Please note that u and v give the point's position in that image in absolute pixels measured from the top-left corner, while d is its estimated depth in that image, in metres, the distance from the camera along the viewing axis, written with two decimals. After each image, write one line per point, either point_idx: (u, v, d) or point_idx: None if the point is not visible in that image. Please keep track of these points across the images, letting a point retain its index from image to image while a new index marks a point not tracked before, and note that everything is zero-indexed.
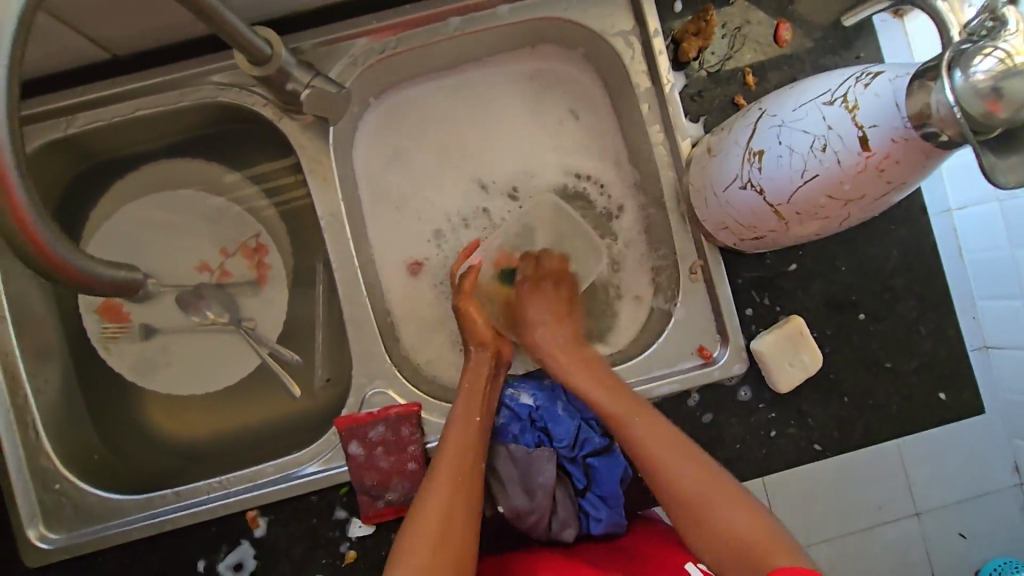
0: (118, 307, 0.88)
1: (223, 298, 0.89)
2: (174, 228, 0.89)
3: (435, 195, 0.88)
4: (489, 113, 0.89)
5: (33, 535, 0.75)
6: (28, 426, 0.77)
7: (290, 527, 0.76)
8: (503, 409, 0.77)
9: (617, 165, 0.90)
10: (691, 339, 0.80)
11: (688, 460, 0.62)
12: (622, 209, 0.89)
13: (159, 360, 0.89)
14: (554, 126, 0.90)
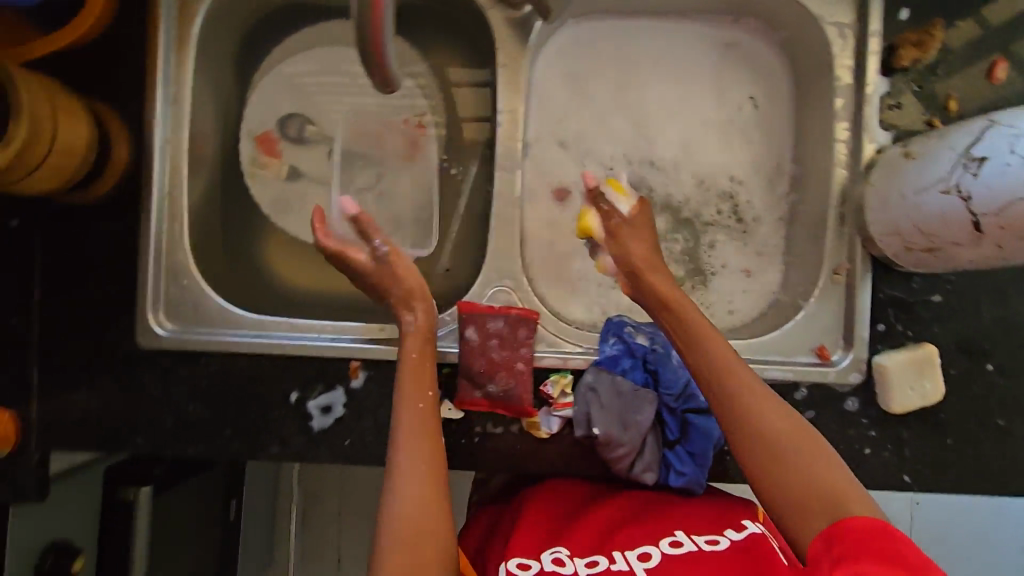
0: (274, 142, 0.92)
1: (372, 164, 0.92)
2: (348, 86, 0.93)
3: (596, 130, 0.91)
4: (672, 73, 0.92)
5: (151, 317, 0.78)
6: (177, 217, 0.80)
7: (385, 389, 0.78)
8: (617, 341, 0.78)
9: (777, 156, 0.91)
10: (813, 337, 0.80)
11: (761, 400, 0.62)
12: (768, 200, 0.91)
13: (295, 203, 0.92)
14: (729, 101, 0.91)
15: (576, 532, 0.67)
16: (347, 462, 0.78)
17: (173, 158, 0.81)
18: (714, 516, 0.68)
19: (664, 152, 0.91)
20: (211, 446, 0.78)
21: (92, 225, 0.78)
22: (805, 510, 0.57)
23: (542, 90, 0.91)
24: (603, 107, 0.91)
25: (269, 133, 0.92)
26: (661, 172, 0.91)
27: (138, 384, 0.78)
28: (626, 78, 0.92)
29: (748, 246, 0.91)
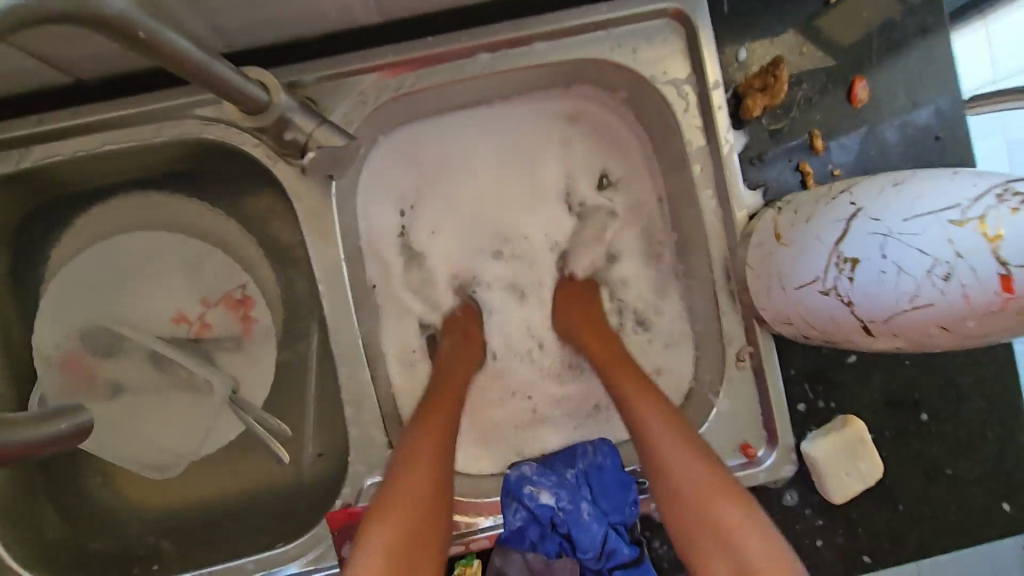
0: (82, 362, 0.76)
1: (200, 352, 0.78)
2: (149, 273, 0.77)
3: (449, 247, 0.79)
4: (520, 161, 0.78)
5: None
6: None
7: None
8: (520, 508, 0.67)
9: (658, 223, 0.79)
10: (734, 435, 0.71)
11: (676, 437, 0.61)
12: (659, 275, 0.80)
13: (124, 423, 0.78)
14: (587, 177, 0.80)
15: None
16: None
17: None
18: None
19: (534, 255, 0.80)
20: None
21: None
22: (713, 557, 0.54)
23: (374, 223, 0.76)
24: (448, 221, 0.79)
25: (75, 355, 0.76)
26: (539, 276, 0.80)
27: None
28: (468, 180, 0.78)
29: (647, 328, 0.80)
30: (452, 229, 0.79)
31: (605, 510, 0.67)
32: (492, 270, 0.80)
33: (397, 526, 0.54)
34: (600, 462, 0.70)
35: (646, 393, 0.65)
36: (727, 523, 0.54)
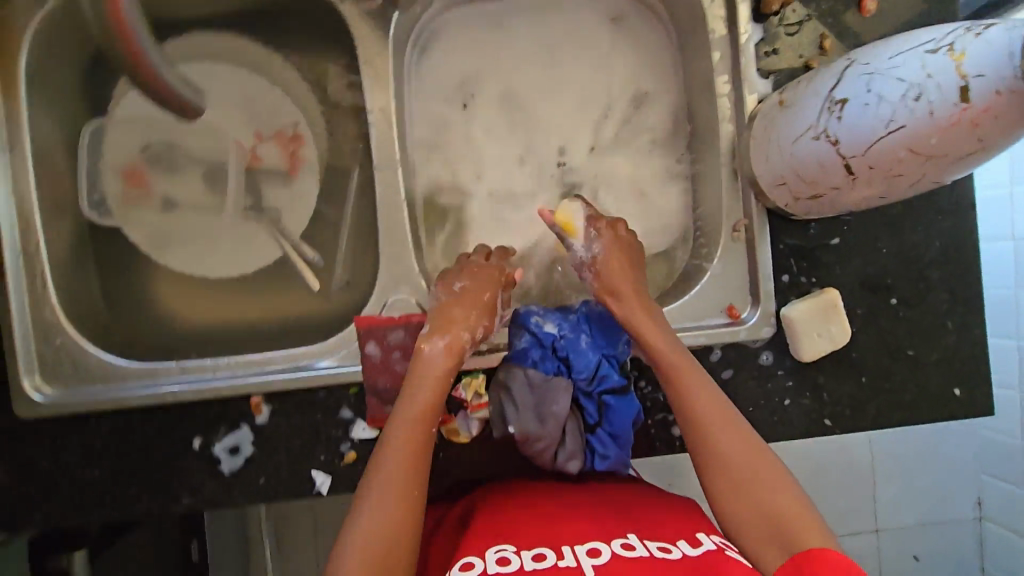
0: (143, 175, 0.85)
1: (249, 182, 0.86)
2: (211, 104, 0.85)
3: (485, 113, 0.87)
4: (559, 49, 0.88)
5: (27, 385, 0.72)
6: (37, 274, 0.73)
7: (292, 419, 0.75)
8: (525, 333, 0.75)
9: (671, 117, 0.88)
10: (722, 297, 0.80)
11: (735, 431, 0.63)
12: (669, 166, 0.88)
13: (176, 234, 0.86)
14: (618, 70, 0.88)
15: (524, 530, 0.62)
16: (266, 499, 0.75)
17: (22, 213, 0.73)
18: (671, 524, 0.62)
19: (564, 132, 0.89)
20: (118, 507, 0.73)
21: None
22: (767, 546, 0.57)
23: (422, 84, 0.86)
24: (486, 90, 0.87)
25: (136, 165, 0.85)
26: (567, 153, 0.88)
27: (26, 459, 0.73)
28: (509, 57, 0.87)
29: (655, 210, 0.88)
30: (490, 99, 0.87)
31: (601, 343, 0.76)
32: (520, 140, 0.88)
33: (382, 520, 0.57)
34: (601, 309, 0.78)
35: (706, 385, 0.67)
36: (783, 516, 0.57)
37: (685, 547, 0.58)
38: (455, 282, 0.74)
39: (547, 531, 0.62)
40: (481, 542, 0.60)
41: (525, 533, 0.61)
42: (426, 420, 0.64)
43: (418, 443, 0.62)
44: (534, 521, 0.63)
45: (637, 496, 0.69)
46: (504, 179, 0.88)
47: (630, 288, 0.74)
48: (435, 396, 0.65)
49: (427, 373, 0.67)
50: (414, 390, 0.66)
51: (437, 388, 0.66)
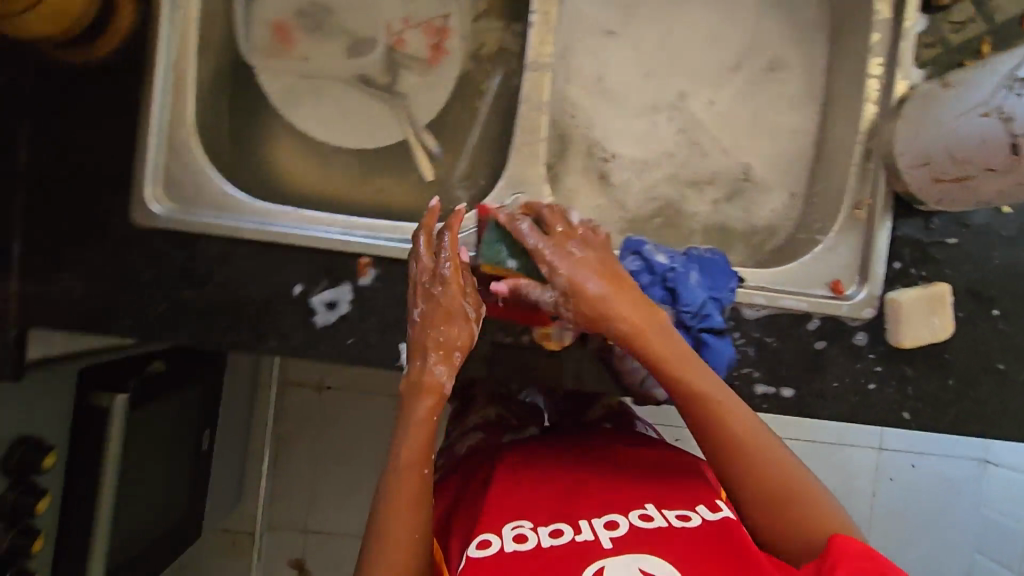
0: (290, 32, 0.86)
1: (388, 62, 0.88)
2: None
3: None
4: (703, 15, 0.95)
5: (148, 193, 0.73)
6: (181, 91, 0.74)
7: (393, 289, 0.75)
8: (636, 258, 0.76)
9: (795, 100, 0.94)
10: (828, 271, 0.80)
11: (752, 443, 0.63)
12: (788, 148, 0.94)
13: (309, 96, 0.87)
14: (751, 52, 0.95)
15: (536, 506, 0.64)
16: (350, 361, 0.75)
17: (182, 28, 0.73)
18: (679, 490, 0.66)
19: (693, 98, 0.94)
20: (207, 332, 0.74)
21: (81, 89, 0.71)
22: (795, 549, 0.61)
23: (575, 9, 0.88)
24: None
25: (284, 21, 0.86)
26: (693, 118, 0.94)
27: (129, 267, 0.73)
28: None
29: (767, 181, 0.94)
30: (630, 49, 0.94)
31: (709, 284, 0.76)
32: None
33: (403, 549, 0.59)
34: (712, 255, 0.79)
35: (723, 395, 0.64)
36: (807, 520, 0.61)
37: (703, 511, 0.63)
38: (412, 312, 0.65)
39: (560, 503, 0.64)
40: (498, 514, 0.63)
41: (539, 508, 0.64)
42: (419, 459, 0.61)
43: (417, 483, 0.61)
44: (547, 492, 0.66)
45: (648, 463, 0.72)
46: None
47: (620, 300, 0.64)
48: (421, 440, 0.62)
49: (411, 417, 0.62)
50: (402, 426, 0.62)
51: (423, 432, 0.62)
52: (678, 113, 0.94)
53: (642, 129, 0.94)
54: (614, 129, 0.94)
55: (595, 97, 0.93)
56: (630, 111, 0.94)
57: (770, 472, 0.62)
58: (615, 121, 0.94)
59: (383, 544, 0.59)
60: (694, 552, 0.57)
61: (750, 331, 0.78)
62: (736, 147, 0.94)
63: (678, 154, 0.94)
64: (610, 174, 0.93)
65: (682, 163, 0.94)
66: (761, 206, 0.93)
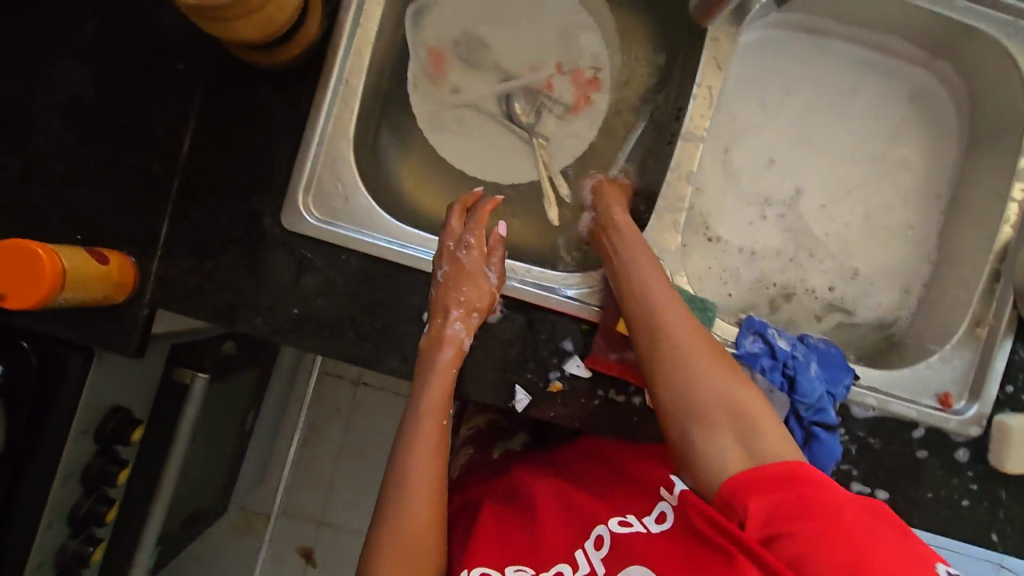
0: (444, 60, 0.88)
1: (534, 102, 0.90)
2: (534, 23, 0.89)
3: (766, 131, 0.91)
4: (853, 105, 0.91)
5: (301, 201, 0.74)
6: (348, 106, 0.76)
7: (518, 330, 0.76)
8: (758, 340, 0.78)
9: (915, 217, 0.91)
10: (940, 382, 0.81)
11: (694, 329, 0.65)
12: (902, 261, 0.91)
13: (455, 126, 0.90)
14: (895, 150, 0.92)
15: (532, 540, 0.67)
16: (464, 393, 0.76)
17: (359, 46, 0.75)
18: (649, 483, 0.67)
19: (827, 196, 0.91)
20: (329, 343, 0.74)
21: (257, 90, 0.73)
22: (720, 435, 0.59)
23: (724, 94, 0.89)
24: (775, 115, 0.91)
25: (441, 49, 0.88)
26: (806, 225, 0.91)
27: (268, 266, 0.74)
28: (807, 91, 0.91)
29: (891, 284, 0.91)
30: (757, 139, 0.91)
31: (826, 378, 0.77)
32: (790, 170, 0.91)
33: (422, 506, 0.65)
34: (827, 347, 0.80)
35: (661, 282, 0.70)
36: (736, 403, 0.59)
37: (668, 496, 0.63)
38: (437, 274, 0.74)
39: (553, 528, 0.67)
40: (500, 550, 0.66)
41: (537, 539, 0.67)
42: (434, 419, 0.69)
43: (435, 463, 0.67)
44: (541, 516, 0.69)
45: (624, 462, 0.74)
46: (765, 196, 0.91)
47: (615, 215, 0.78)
48: (443, 383, 0.70)
49: (434, 363, 0.70)
50: (421, 392, 0.70)
51: (444, 376, 0.70)
52: (790, 215, 0.91)
53: (750, 221, 0.91)
54: (726, 211, 0.90)
55: (714, 176, 0.90)
56: (743, 198, 0.91)
57: (688, 355, 0.63)
58: (724, 201, 0.90)
59: (400, 515, 0.64)
60: (674, 552, 0.58)
61: (856, 429, 0.79)
62: (869, 249, 0.91)
63: (785, 256, 0.91)
64: (717, 260, 0.90)
65: (788, 268, 0.90)
66: (850, 318, 0.90)
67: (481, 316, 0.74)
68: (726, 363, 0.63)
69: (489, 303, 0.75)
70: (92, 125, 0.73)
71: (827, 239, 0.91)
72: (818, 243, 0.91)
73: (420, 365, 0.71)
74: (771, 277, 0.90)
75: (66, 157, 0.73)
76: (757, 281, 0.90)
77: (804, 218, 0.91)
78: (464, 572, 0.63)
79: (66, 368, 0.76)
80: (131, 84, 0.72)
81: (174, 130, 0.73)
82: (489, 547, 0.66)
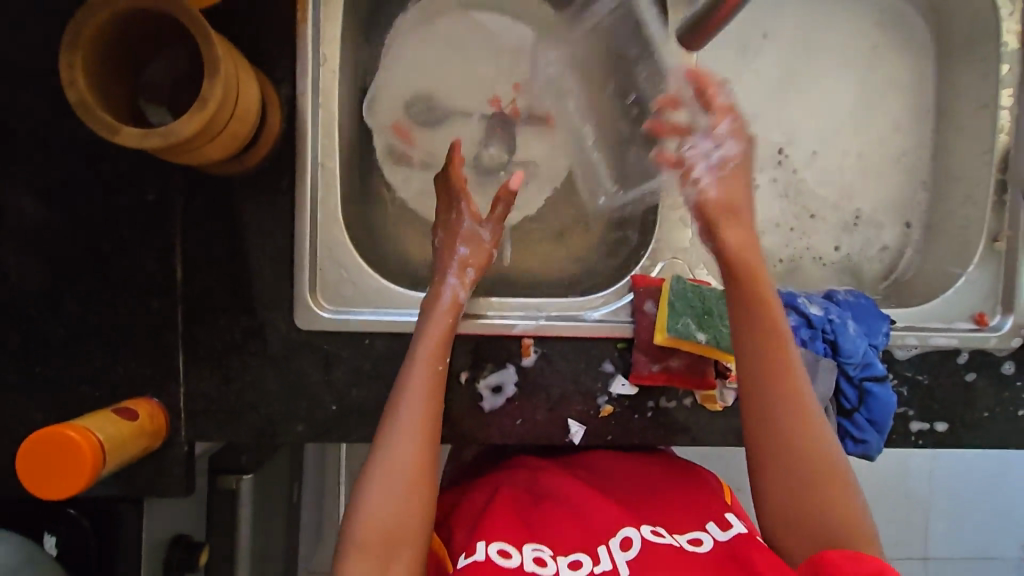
0: (409, 131, 0.86)
1: (508, 137, 0.88)
2: (482, 56, 0.87)
3: (760, 97, 0.89)
4: (832, 42, 0.90)
5: (310, 299, 0.72)
6: (332, 189, 0.73)
7: (556, 366, 0.75)
8: (792, 312, 0.77)
9: (905, 141, 0.91)
10: (971, 303, 0.81)
11: (806, 422, 0.61)
12: (899, 191, 0.91)
13: None
14: (877, 76, 0.91)
15: (551, 527, 0.65)
16: (520, 441, 0.76)
17: (326, 127, 0.73)
18: (687, 511, 0.68)
19: (825, 149, 0.91)
20: (376, 430, 0.73)
21: (235, 200, 0.71)
22: (803, 541, 0.60)
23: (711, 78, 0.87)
24: (767, 82, 0.89)
25: (399, 122, 0.85)
26: (802, 182, 0.90)
27: (294, 372, 0.73)
28: (795, 44, 0.90)
29: (893, 226, 0.91)
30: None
31: (866, 331, 0.77)
32: (788, 134, 0.90)
33: (413, 454, 0.63)
34: (857, 298, 0.80)
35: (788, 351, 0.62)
36: (830, 517, 0.59)
37: (713, 531, 0.65)
38: (436, 239, 0.76)
39: (576, 521, 0.66)
40: (516, 528, 0.64)
41: (559, 527, 0.65)
42: (427, 366, 0.66)
43: (427, 402, 0.65)
44: (565, 510, 0.67)
45: (655, 483, 0.73)
46: (765, 166, 0.89)
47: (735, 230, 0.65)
48: (437, 335, 0.68)
49: (431, 317, 0.69)
50: (415, 343, 0.68)
51: (437, 332, 0.68)
52: (782, 175, 0.89)
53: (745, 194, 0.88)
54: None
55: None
56: None
57: (791, 457, 0.61)
58: None
59: (390, 468, 0.62)
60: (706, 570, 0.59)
61: (903, 371, 0.79)
62: (866, 193, 0.91)
63: (787, 223, 0.90)
64: None
65: (789, 233, 0.89)
66: (858, 275, 0.90)
67: (477, 271, 0.74)
68: (826, 456, 0.61)
69: (487, 260, 0.76)
70: (76, 279, 0.70)
71: (828, 188, 0.90)
72: (824, 190, 0.90)
73: (419, 325, 0.69)
74: (775, 249, 0.89)
75: (60, 318, 0.70)
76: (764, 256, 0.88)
77: (805, 184, 0.90)
78: (481, 545, 0.61)
79: (120, 525, 0.75)
80: (104, 227, 0.69)
81: (162, 261, 0.70)
82: (504, 524, 0.65)
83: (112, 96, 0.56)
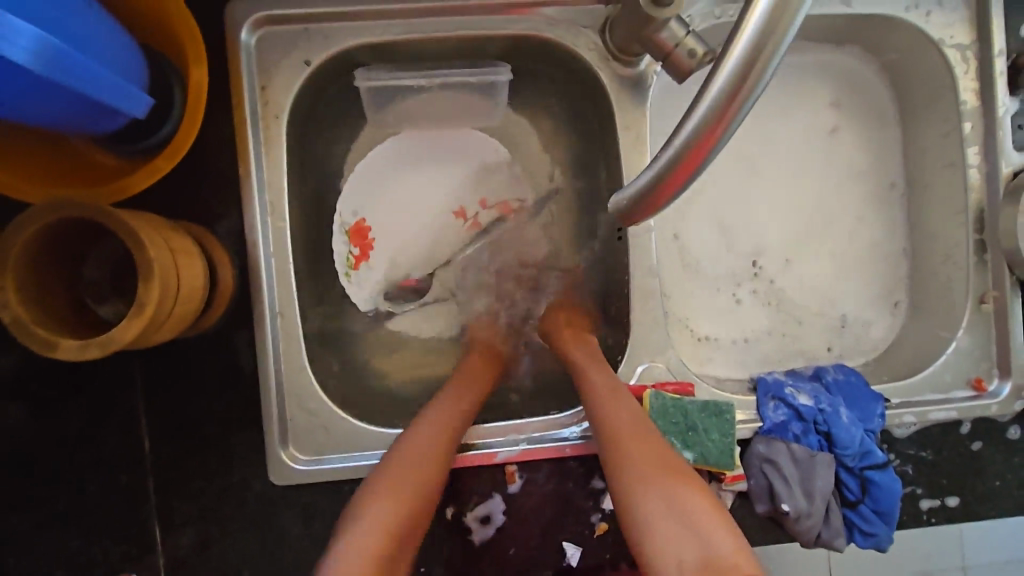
0: (368, 232, 0.81)
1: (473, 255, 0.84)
2: (439, 164, 0.83)
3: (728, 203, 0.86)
4: (791, 124, 0.86)
5: (283, 455, 0.69)
6: (293, 339, 0.70)
7: (544, 488, 0.73)
8: (781, 405, 0.74)
9: (877, 212, 0.87)
10: (969, 368, 0.78)
11: (650, 446, 0.59)
12: (880, 263, 0.87)
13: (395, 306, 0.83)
14: (844, 147, 0.87)
15: None
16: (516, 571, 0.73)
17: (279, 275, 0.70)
18: None
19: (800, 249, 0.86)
20: None
21: (196, 362, 0.69)
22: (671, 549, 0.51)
23: None
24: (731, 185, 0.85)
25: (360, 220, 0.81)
26: (780, 291, 0.86)
27: (274, 529, 0.70)
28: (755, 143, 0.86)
29: (887, 315, 0.86)
30: (698, 220, 0.85)
31: (861, 417, 0.73)
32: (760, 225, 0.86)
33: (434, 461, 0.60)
34: (847, 376, 0.77)
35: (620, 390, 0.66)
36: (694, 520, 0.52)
37: None
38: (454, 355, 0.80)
39: None
40: None
41: None
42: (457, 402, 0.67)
43: (448, 438, 0.62)
44: None
45: None
46: (743, 278, 0.85)
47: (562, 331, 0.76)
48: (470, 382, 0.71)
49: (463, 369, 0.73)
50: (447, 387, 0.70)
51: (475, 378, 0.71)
52: (761, 286, 0.86)
53: (724, 309, 0.85)
54: (698, 308, 0.85)
55: (673, 276, 0.85)
56: (710, 287, 0.85)
57: (643, 474, 0.56)
58: (697, 302, 0.85)
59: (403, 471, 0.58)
60: None
61: (904, 449, 0.77)
62: (853, 288, 0.86)
63: (777, 333, 0.85)
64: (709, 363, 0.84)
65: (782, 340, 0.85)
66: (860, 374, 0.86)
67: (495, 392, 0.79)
68: (679, 469, 0.57)
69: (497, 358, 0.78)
70: (40, 466, 0.68)
71: (811, 288, 0.86)
72: (808, 292, 0.86)
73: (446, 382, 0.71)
74: (768, 357, 0.85)
75: (28, 508, 0.68)
76: (757, 363, 0.85)
77: (786, 288, 0.86)
78: None
79: None
80: (65, 409, 0.68)
81: (127, 435, 0.69)
82: None
83: (57, 311, 0.55)
